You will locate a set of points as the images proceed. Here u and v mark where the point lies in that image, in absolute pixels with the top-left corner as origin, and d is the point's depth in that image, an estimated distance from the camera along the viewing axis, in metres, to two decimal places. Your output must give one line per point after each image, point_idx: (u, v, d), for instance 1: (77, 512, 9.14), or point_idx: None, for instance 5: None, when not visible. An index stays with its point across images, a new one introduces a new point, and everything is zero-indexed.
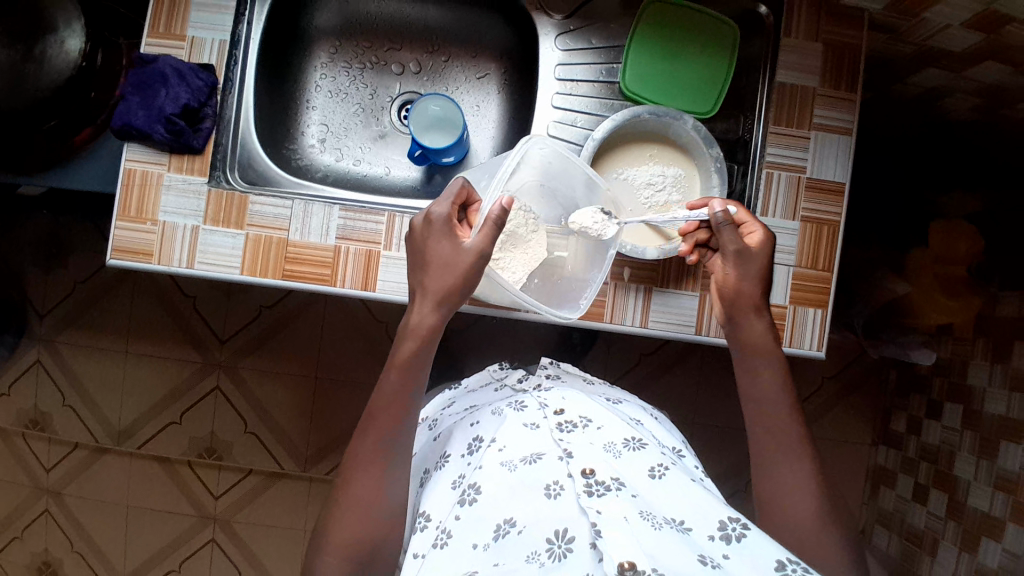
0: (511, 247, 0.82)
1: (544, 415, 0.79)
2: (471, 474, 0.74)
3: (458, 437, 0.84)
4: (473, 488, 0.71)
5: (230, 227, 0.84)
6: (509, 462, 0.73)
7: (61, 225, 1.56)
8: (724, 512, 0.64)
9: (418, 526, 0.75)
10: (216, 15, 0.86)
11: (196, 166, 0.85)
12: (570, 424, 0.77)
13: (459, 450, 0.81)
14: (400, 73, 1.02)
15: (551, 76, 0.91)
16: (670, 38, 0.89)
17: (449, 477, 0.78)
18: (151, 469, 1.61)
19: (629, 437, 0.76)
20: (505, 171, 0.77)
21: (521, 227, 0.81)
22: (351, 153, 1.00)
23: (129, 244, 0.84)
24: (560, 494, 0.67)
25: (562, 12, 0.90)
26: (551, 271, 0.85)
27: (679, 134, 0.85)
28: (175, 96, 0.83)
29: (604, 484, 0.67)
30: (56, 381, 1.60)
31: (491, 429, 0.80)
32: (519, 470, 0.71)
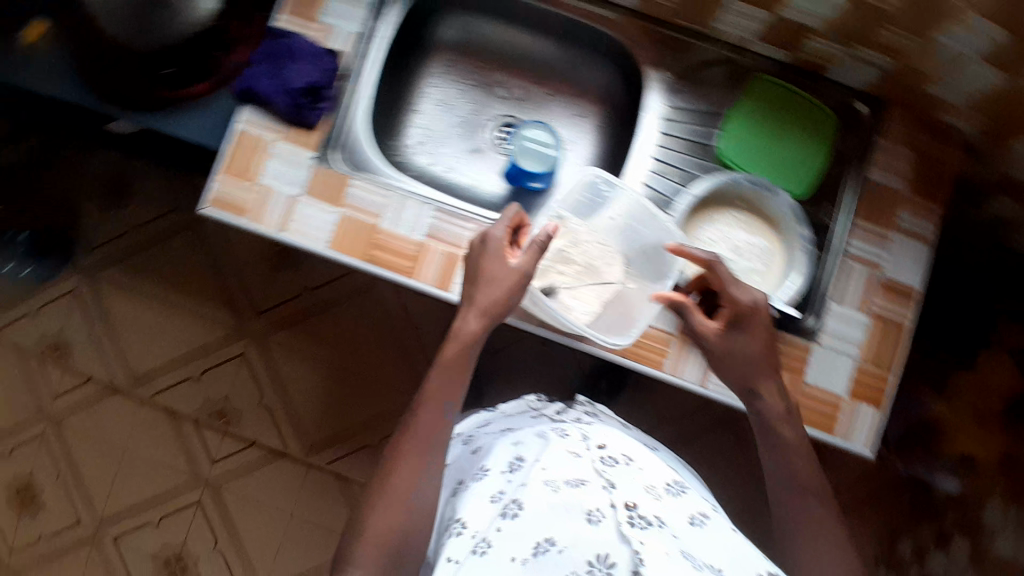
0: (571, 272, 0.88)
1: (587, 446, 0.81)
2: (515, 489, 0.75)
3: (498, 453, 0.85)
4: (516, 504, 0.73)
5: (327, 204, 0.88)
6: (552, 482, 0.74)
7: (131, 167, 1.61)
8: (762, 568, 0.65)
9: (453, 532, 0.76)
10: (352, 8, 0.91)
11: (307, 141, 0.89)
12: (612, 460, 0.80)
13: (499, 466, 0.82)
14: (506, 96, 1.04)
15: (651, 128, 0.90)
16: (771, 116, 0.90)
17: (489, 491, 0.79)
18: (159, 419, 1.62)
19: (669, 482, 0.78)
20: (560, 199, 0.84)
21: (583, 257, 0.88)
22: (445, 160, 1.03)
23: (227, 198, 0.86)
24: (601, 520, 0.68)
25: (667, 71, 0.90)
26: (614, 298, 0.88)
27: (771, 208, 0.89)
28: (305, 74, 0.88)
29: (646, 518, 0.69)
30: (87, 312, 1.61)
31: (534, 450, 0.82)
32: (561, 492, 0.72)
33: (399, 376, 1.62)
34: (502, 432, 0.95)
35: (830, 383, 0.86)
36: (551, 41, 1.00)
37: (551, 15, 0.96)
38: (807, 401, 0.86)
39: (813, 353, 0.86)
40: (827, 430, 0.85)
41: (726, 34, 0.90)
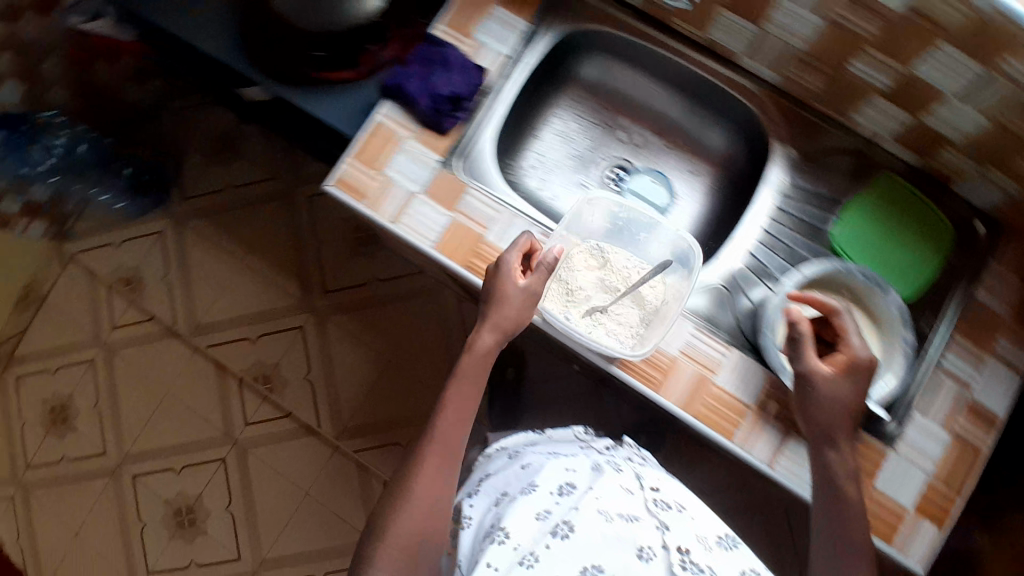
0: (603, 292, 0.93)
1: (639, 486, 0.82)
2: (565, 511, 0.75)
3: (549, 472, 0.85)
4: (567, 525, 0.73)
5: (442, 206, 0.91)
6: (605, 512, 0.75)
7: (240, 131, 1.70)
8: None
9: (494, 539, 0.75)
10: (506, 32, 0.94)
11: (436, 145, 0.93)
12: (664, 503, 0.80)
13: (548, 486, 0.82)
14: (624, 142, 1.06)
15: (766, 204, 0.92)
16: (891, 215, 0.90)
17: (536, 505, 0.78)
18: (206, 372, 1.66)
19: (722, 534, 0.78)
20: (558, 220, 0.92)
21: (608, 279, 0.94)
22: (553, 188, 1.05)
23: (351, 181, 0.90)
24: (652, 559, 0.70)
25: (800, 150, 0.92)
26: (648, 319, 0.91)
27: (879, 306, 0.86)
28: (450, 83, 0.91)
29: (696, 565, 0.71)
30: (167, 255, 1.68)
31: (586, 480, 0.82)
32: (615, 523, 0.73)
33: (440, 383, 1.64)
34: (548, 454, 0.95)
35: (898, 493, 0.84)
36: (682, 100, 1.01)
37: (690, 75, 0.97)
38: (874, 507, 0.83)
39: (888, 458, 0.84)
40: (884, 538, 0.82)
41: (862, 128, 0.90)
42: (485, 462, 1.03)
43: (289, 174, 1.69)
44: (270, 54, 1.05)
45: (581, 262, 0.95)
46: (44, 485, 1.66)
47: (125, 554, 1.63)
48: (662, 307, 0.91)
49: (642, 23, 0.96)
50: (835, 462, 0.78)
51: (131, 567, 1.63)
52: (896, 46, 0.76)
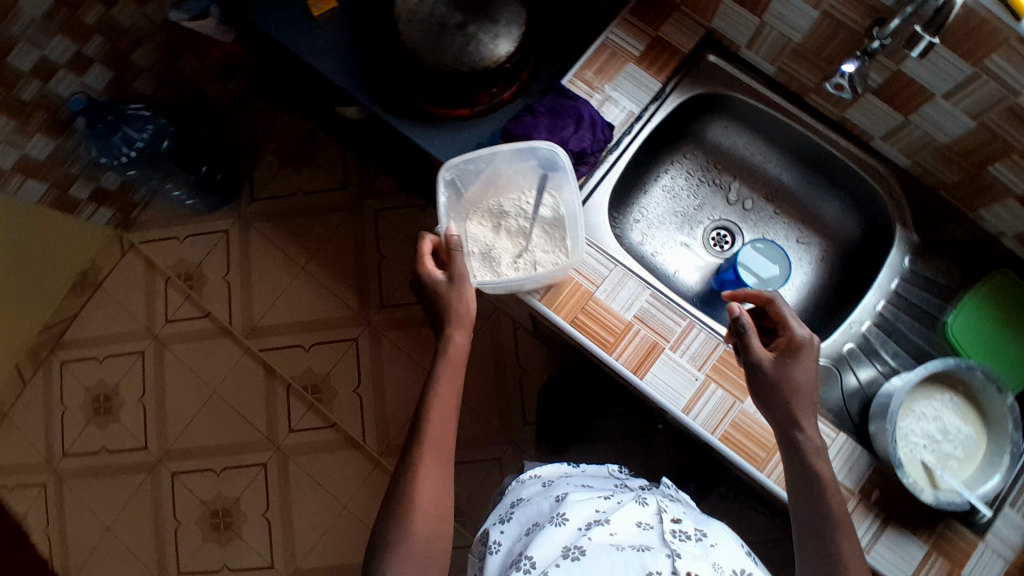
0: (513, 237, 0.94)
1: (659, 519, 0.82)
2: (580, 539, 0.77)
3: (578, 506, 0.84)
4: (579, 550, 0.75)
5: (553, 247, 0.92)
6: (618, 544, 0.76)
7: (318, 138, 1.72)
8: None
9: (519, 567, 0.76)
10: (639, 90, 0.96)
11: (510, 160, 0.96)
12: (684, 534, 0.80)
13: (578, 520, 0.81)
14: (731, 202, 1.07)
15: (878, 291, 0.93)
16: (1012, 312, 0.89)
17: (561, 535, 0.78)
18: (255, 374, 1.66)
19: (739, 568, 0.76)
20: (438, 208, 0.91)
21: (511, 226, 0.94)
22: (654, 243, 1.06)
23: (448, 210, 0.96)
24: None
25: (918, 234, 0.93)
26: (553, 233, 0.93)
27: (992, 404, 0.85)
28: (579, 138, 0.93)
29: None
30: (229, 253, 1.69)
31: (608, 513, 0.83)
32: (625, 552, 0.75)
33: (488, 408, 1.63)
34: (581, 486, 0.96)
35: None
36: (795, 168, 1.03)
37: (811, 145, 0.99)
38: None
39: (977, 547, 0.84)
40: None
41: (985, 222, 0.92)
42: (516, 487, 1.02)
43: (361, 187, 1.69)
44: (393, 87, 1.08)
45: (481, 226, 0.95)
46: (80, 475, 1.65)
47: (155, 548, 1.61)
48: (560, 215, 0.93)
49: (772, 92, 0.99)
50: (804, 442, 0.75)
51: (162, 564, 1.61)
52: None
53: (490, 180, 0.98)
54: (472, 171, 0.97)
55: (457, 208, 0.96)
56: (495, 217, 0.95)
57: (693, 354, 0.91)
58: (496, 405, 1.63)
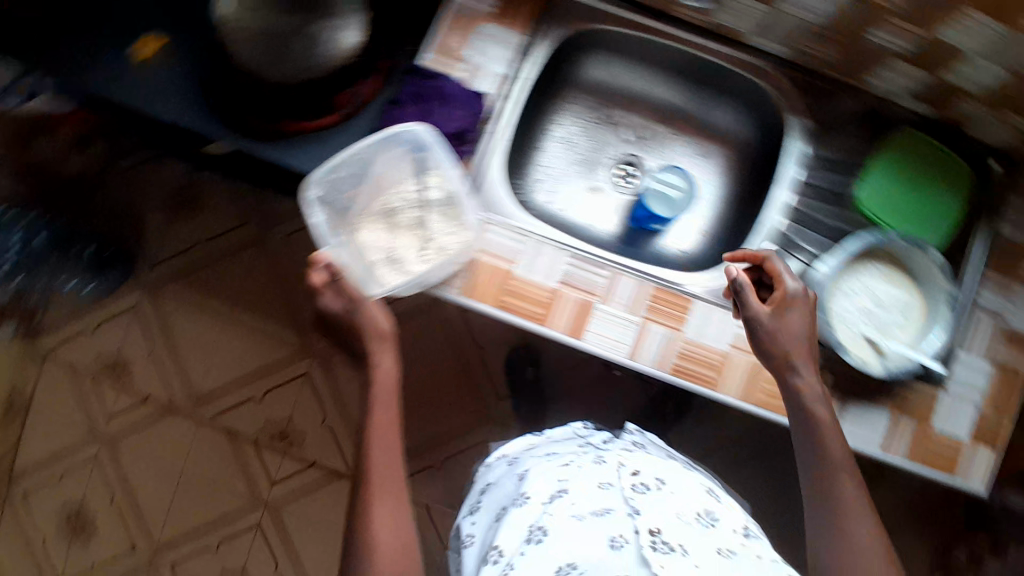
0: (409, 231, 0.88)
1: (619, 476, 0.86)
2: (540, 517, 0.80)
3: (539, 480, 0.87)
4: (541, 530, 0.78)
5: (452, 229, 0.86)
6: (579, 514, 0.78)
7: (199, 182, 1.60)
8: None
9: (489, 559, 0.79)
10: (497, 48, 0.88)
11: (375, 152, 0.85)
12: (643, 486, 0.83)
13: (540, 495, 0.84)
14: (628, 135, 1.03)
15: (786, 183, 0.91)
16: (907, 168, 0.91)
17: (525, 517, 0.81)
18: (216, 440, 1.59)
19: (699, 512, 0.81)
20: (318, 233, 0.81)
21: (404, 220, 0.87)
22: (564, 198, 1.01)
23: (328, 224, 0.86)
24: (623, 546, 0.74)
25: (812, 117, 0.92)
26: (450, 214, 0.87)
27: (919, 264, 0.85)
28: (451, 116, 0.85)
29: (669, 543, 0.73)
30: (148, 328, 1.59)
31: (570, 481, 0.85)
32: (587, 521, 0.77)
33: (460, 400, 1.59)
34: (545, 455, 0.96)
35: (953, 428, 0.87)
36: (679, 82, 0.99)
37: (690, 55, 0.95)
38: (936, 445, 0.86)
39: (940, 399, 0.87)
40: (944, 471, 0.85)
41: (872, 87, 0.91)
42: (485, 473, 1.03)
43: (261, 219, 1.60)
44: (241, 113, 0.96)
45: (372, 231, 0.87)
46: None
47: None
48: (450, 194, 0.87)
49: (642, 16, 0.93)
50: (803, 388, 0.76)
51: None
52: (921, 11, 0.75)
53: (360, 180, 0.87)
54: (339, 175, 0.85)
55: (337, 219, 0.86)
56: (383, 215, 0.87)
57: (624, 299, 0.88)
58: (467, 393, 1.59)
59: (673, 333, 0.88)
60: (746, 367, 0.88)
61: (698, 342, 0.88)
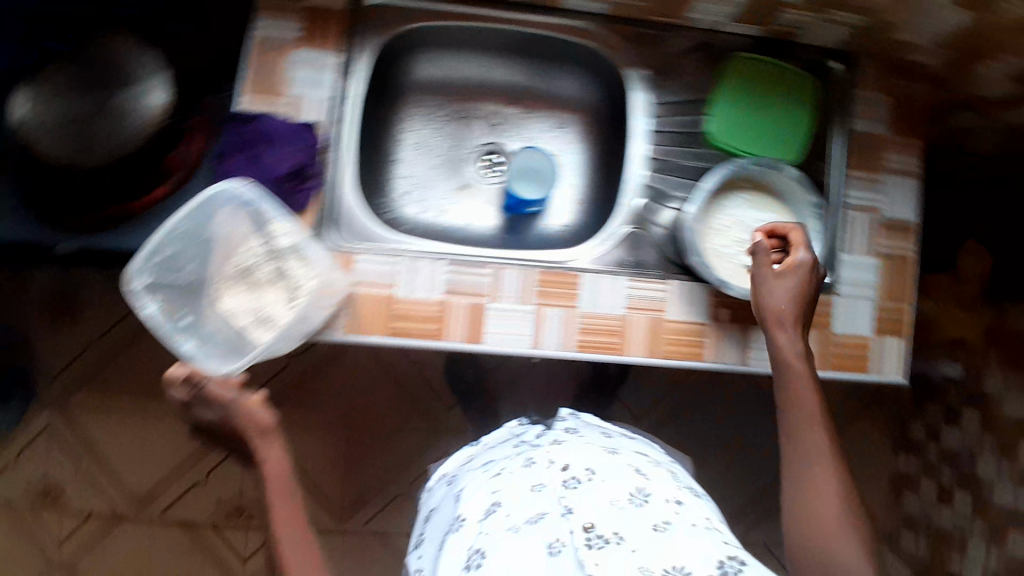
0: (270, 285, 0.81)
1: (551, 473, 0.84)
2: (478, 538, 0.78)
3: (473, 499, 0.85)
4: (479, 554, 0.76)
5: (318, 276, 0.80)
6: (513, 526, 0.77)
7: (74, 280, 1.49)
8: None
9: None
10: (314, 74, 0.84)
11: (200, 218, 0.76)
12: (575, 480, 0.83)
13: (475, 514, 0.82)
14: (482, 124, 1.00)
15: (641, 137, 0.92)
16: (755, 89, 0.91)
17: (463, 540, 0.80)
18: (173, 537, 1.51)
19: (633, 491, 0.81)
20: (158, 326, 0.75)
21: (257, 277, 0.80)
22: (435, 204, 0.98)
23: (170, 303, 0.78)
24: (561, 550, 0.74)
25: (649, 66, 0.92)
26: (304, 260, 0.80)
27: (776, 183, 0.87)
28: (284, 157, 0.81)
29: (603, 537, 0.75)
30: (68, 445, 1.49)
31: (503, 490, 0.83)
32: (523, 532, 0.76)
33: (411, 422, 1.56)
34: (482, 466, 0.96)
35: (857, 326, 0.91)
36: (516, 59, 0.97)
37: (517, 31, 0.92)
38: (847, 347, 0.90)
39: (837, 304, 0.90)
40: (861, 370, 0.90)
41: (695, 22, 0.91)
42: (429, 497, 1.05)
43: None
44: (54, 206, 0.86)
45: (224, 297, 0.79)
46: None
47: None
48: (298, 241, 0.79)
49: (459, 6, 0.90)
50: (785, 345, 0.79)
51: None
52: None
53: (194, 248, 0.78)
54: (166, 250, 0.76)
55: (181, 294, 0.78)
56: (231, 277, 0.80)
57: (514, 292, 0.86)
58: (415, 414, 1.56)
59: (569, 313, 0.87)
60: (648, 325, 0.89)
61: (596, 314, 0.88)
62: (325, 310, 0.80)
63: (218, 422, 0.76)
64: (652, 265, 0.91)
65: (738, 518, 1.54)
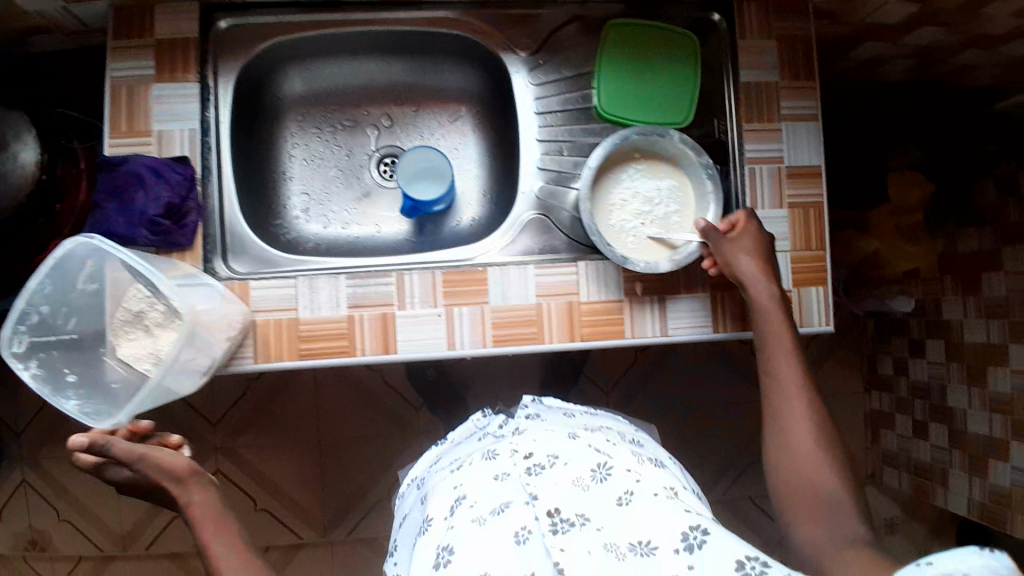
0: (165, 328, 0.75)
1: (514, 462, 0.76)
2: (444, 534, 0.70)
3: (439, 496, 0.77)
4: (447, 550, 0.68)
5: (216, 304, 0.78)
6: (479, 517, 0.69)
7: None
8: (742, 551, 0.61)
9: None
10: (179, 105, 0.82)
11: (67, 271, 0.74)
12: (539, 467, 0.75)
13: (442, 512, 0.74)
14: (373, 129, 1.00)
15: (529, 122, 0.92)
16: (636, 56, 0.90)
17: (431, 544, 0.71)
18: (164, 570, 1.51)
19: (596, 466, 0.74)
20: (40, 387, 0.73)
21: (139, 325, 0.75)
22: (338, 216, 0.97)
23: (59, 368, 0.75)
24: (529, 539, 0.66)
25: (528, 48, 0.91)
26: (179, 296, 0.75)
27: (668, 148, 0.85)
28: (155, 197, 0.79)
29: (568, 520, 0.69)
30: (47, 497, 1.48)
31: (467, 483, 0.75)
32: (487, 525, 0.68)
33: (382, 427, 1.56)
34: (448, 466, 0.86)
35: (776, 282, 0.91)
36: (393, 59, 0.96)
37: (384, 33, 0.91)
38: None
39: None
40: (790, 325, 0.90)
41: None
42: (403, 504, 0.96)
43: None
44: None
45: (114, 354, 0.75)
46: None
47: None
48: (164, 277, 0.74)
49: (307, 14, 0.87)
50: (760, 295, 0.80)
51: None
52: None
53: (76, 307, 0.76)
54: (44, 312, 0.74)
55: (72, 357, 0.76)
56: (116, 331, 0.76)
57: (421, 295, 0.85)
58: (384, 420, 1.56)
59: (480, 309, 0.86)
60: (564, 309, 0.87)
61: (507, 307, 0.86)
62: (221, 346, 0.78)
63: (136, 476, 0.74)
64: (560, 249, 0.90)
65: (718, 476, 1.55)
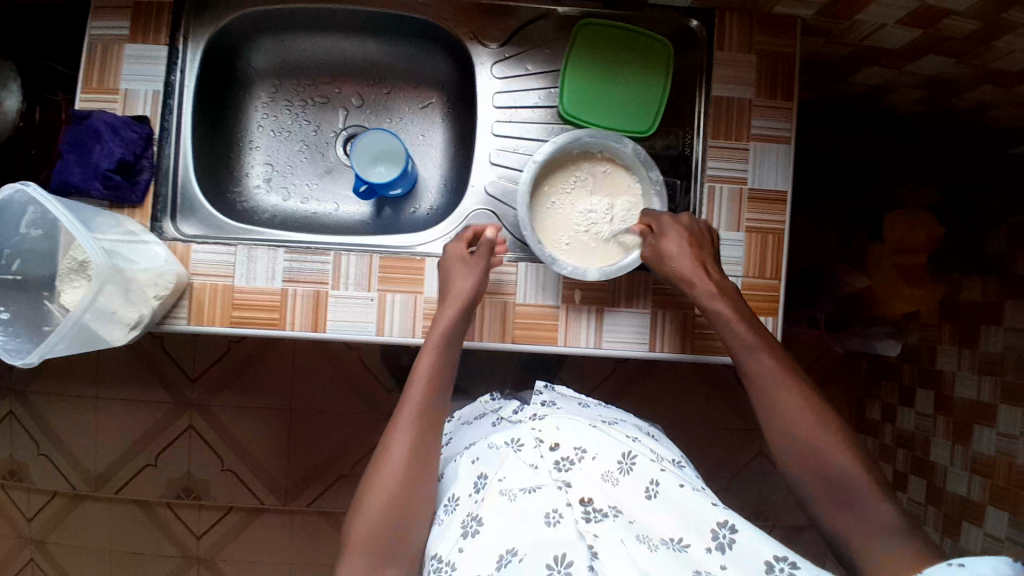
0: None
1: (541, 452, 0.72)
2: (472, 506, 0.68)
3: (460, 473, 0.74)
4: (476, 520, 0.66)
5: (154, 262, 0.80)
6: (508, 491, 0.68)
7: None
8: (771, 551, 0.60)
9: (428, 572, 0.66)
10: (147, 67, 0.85)
11: (14, 217, 0.78)
12: (568, 460, 0.71)
13: (465, 488, 0.72)
14: (343, 109, 1.01)
15: (490, 116, 0.91)
16: (605, 58, 0.88)
17: (455, 516, 0.69)
18: (130, 513, 1.57)
19: (624, 456, 0.71)
20: None
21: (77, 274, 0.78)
22: (298, 190, 0.99)
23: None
24: (560, 520, 0.64)
25: (497, 41, 0.91)
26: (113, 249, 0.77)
27: (621, 159, 0.84)
28: (109, 151, 0.81)
29: (601, 510, 0.66)
30: (29, 429, 1.55)
31: (490, 461, 0.72)
32: (517, 501, 0.66)
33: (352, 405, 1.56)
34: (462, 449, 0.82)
35: None
36: (365, 40, 0.97)
37: (355, 12, 0.92)
38: (702, 334, 0.87)
39: None
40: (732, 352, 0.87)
41: None
42: None
43: None
44: None
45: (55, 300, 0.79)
46: None
47: None
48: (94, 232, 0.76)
49: None
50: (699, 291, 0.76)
51: None
52: None
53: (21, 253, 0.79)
54: None
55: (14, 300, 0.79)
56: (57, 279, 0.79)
57: (356, 278, 0.85)
58: (355, 397, 1.54)
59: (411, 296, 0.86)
60: (501, 308, 0.86)
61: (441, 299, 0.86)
62: (151, 303, 0.79)
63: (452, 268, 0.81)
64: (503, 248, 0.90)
65: None
